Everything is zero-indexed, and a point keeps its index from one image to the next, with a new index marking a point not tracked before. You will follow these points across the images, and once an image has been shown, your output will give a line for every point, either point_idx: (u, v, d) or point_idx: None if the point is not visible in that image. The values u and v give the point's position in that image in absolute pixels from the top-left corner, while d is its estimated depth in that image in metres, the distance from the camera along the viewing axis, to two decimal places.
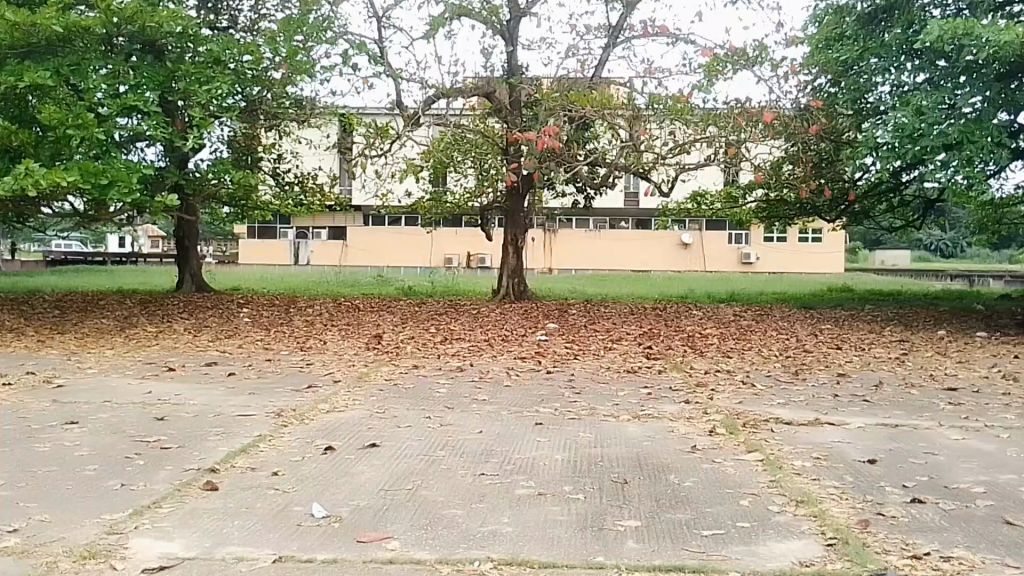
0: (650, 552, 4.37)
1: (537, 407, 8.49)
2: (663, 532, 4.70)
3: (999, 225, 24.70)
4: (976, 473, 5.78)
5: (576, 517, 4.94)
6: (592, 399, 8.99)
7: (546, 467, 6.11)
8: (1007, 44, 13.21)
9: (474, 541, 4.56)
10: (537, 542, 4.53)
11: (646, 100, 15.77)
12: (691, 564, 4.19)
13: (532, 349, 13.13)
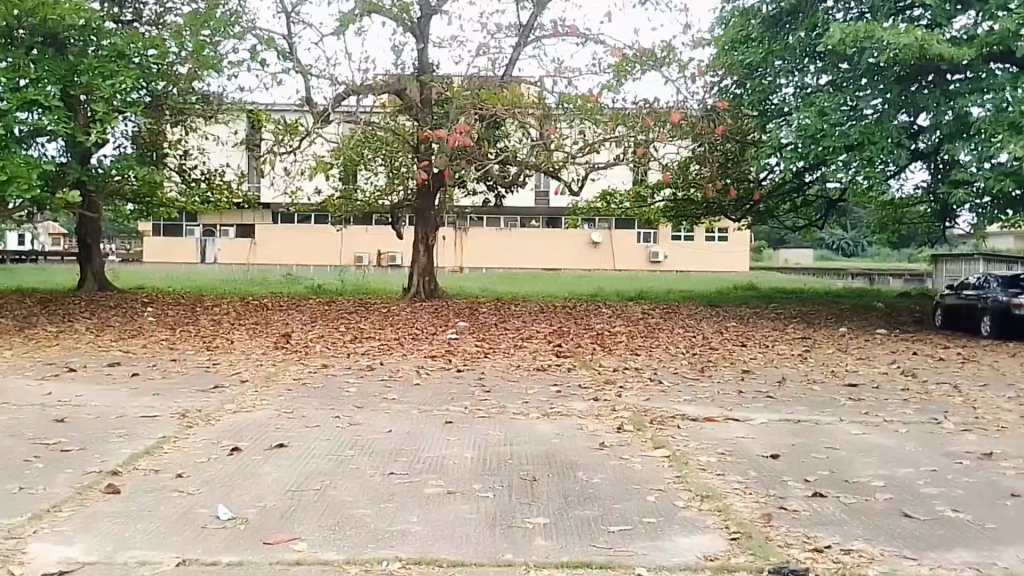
0: (558, 549, 4.37)
1: (446, 406, 8.43)
2: (571, 529, 4.71)
3: (897, 224, 25.42)
4: (875, 467, 5.93)
5: (485, 517, 4.91)
6: (502, 397, 8.98)
7: (456, 466, 6.07)
8: (906, 47, 13.66)
9: (381, 542, 4.49)
10: (445, 541, 4.50)
11: (556, 99, 15.83)
12: (598, 560, 4.22)
13: (443, 347, 13.07)
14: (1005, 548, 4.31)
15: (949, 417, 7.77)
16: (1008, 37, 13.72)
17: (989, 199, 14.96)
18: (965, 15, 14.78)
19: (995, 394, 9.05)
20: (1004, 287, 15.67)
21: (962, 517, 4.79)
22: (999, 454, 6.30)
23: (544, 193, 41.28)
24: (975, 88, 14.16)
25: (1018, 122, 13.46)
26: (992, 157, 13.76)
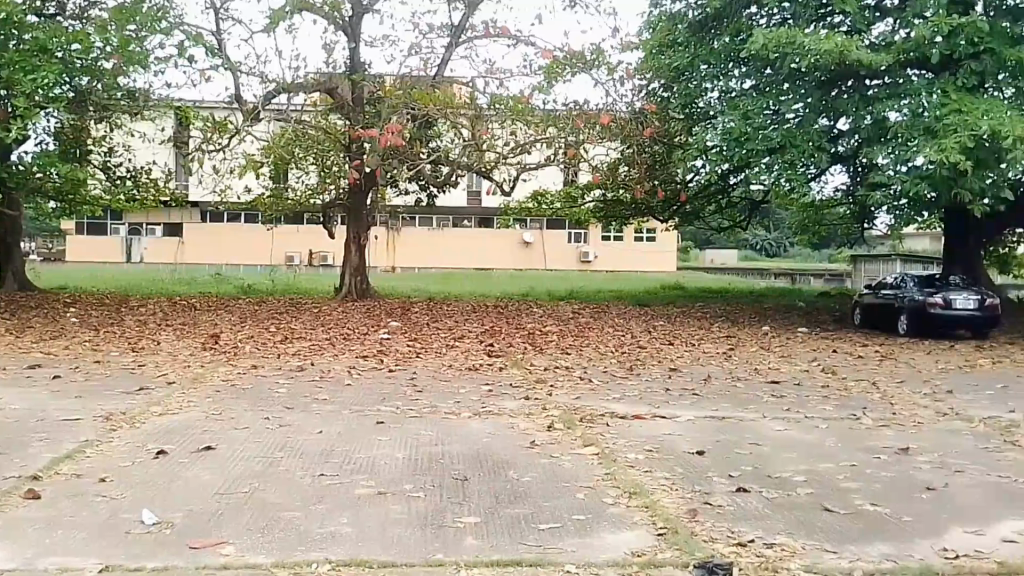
0: (489, 548, 4.41)
1: (378, 406, 8.42)
2: (501, 527, 4.76)
3: (819, 226, 25.99)
4: (796, 462, 6.08)
5: (416, 516, 4.94)
6: (435, 397, 9.01)
7: (387, 466, 6.09)
8: (826, 53, 13.97)
9: (311, 545, 4.48)
10: (375, 542, 4.52)
11: (487, 100, 15.84)
12: (529, 558, 4.26)
13: (375, 347, 13.06)
14: (921, 539, 4.45)
15: (867, 413, 8.00)
16: (922, 44, 14.12)
17: (906, 202, 15.40)
18: (882, 24, 15.21)
19: (911, 390, 9.34)
20: (919, 287, 16.17)
21: (880, 510, 4.94)
22: (915, 448, 6.50)
23: (476, 193, 41.38)
24: (892, 94, 14.54)
25: (932, 126, 13.86)
26: (908, 160, 14.11)
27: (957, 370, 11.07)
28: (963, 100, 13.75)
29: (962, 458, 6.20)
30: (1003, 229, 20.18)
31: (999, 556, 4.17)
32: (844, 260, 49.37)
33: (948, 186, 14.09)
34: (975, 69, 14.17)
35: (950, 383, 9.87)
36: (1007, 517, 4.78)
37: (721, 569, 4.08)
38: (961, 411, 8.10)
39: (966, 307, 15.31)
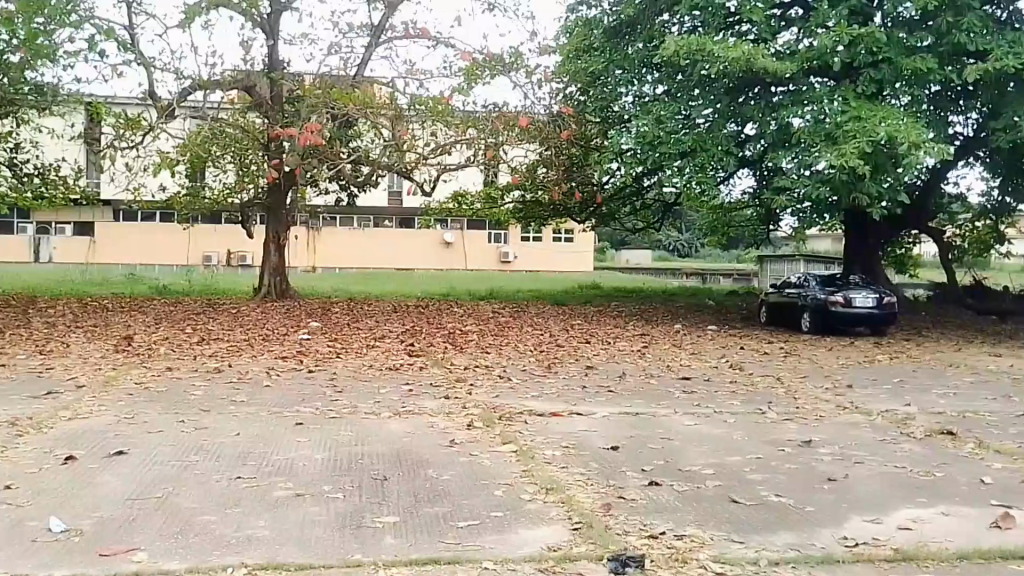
0: (408, 547, 4.48)
1: (296, 408, 8.43)
2: (419, 526, 4.82)
3: (731, 227, 26.57)
4: (706, 456, 6.27)
5: (334, 517, 5.00)
6: (354, 397, 9.03)
7: (305, 467, 6.14)
8: (735, 61, 14.33)
9: (227, 548, 4.49)
10: (293, 544, 4.55)
11: (408, 101, 15.83)
12: (446, 556, 4.35)
13: (293, 348, 12.98)
14: (823, 528, 4.63)
15: (773, 407, 8.27)
16: (825, 53, 14.53)
17: (809, 205, 15.88)
18: (788, 32, 15.85)
19: (814, 385, 9.67)
20: (822, 286, 16.61)
21: (783, 501, 5.13)
22: (817, 441, 6.75)
23: (397, 194, 41.33)
24: (796, 101, 14.95)
25: (832, 133, 14.27)
26: (811, 165, 14.53)
27: (858, 366, 11.47)
28: (862, 107, 14.13)
29: (861, 449, 6.47)
30: (901, 230, 20.90)
31: (893, 542, 4.37)
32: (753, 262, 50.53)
33: (848, 190, 14.54)
34: (874, 77, 14.57)
35: (850, 378, 10.24)
36: (902, 505, 5.01)
37: (634, 561, 4.20)
38: (861, 405, 8.42)
39: (865, 305, 15.84)
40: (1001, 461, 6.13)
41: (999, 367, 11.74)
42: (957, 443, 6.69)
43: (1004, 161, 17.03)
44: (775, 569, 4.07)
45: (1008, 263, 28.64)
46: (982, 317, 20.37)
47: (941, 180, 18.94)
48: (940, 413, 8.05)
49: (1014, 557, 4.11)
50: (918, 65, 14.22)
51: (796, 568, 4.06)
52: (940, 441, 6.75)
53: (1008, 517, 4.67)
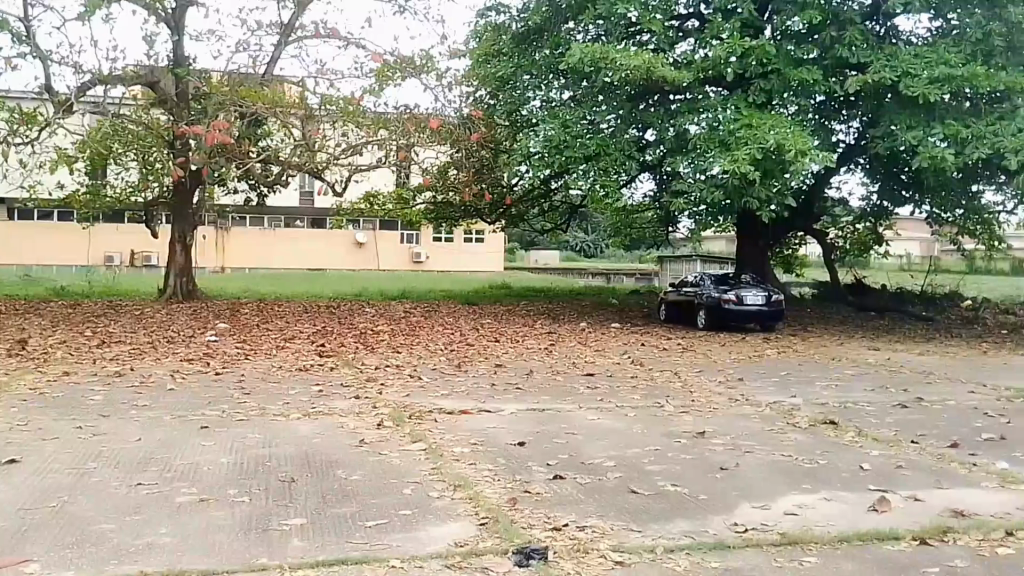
0: (314, 549, 4.52)
1: (201, 411, 8.38)
2: (326, 528, 4.88)
3: (637, 230, 27.05)
4: (608, 449, 6.47)
5: (239, 521, 5.01)
6: (262, 399, 9.03)
7: (210, 470, 6.15)
8: (637, 69, 14.70)
9: (127, 556, 4.45)
10: (196, 549, 4.54)
11: (318, 101, 15.75)
12: (353, 556, 4.41)
13: (199, 350, 12.86)
14: (716, 516, 4.84)
15: (671, 400, 8.55)
16: (719, 63, 15.14)
17: (706, 209, 16.37)
18: (684, 42, 16.54)
19: (710, 379, 10.01)
20: (717, 284, 17.09)
21: (679, 491, 5.34)
22: (710, 431, 7.02)
23: (308, 193, 41.08)
24: (692, 108, 15.46)
25: (725, 139, 14.74)
26: (706, 170, 14.96)
27: (753, 361, 11.85)
28: (753, 116, 14.67)
29: (752, 439, 6.75)
30: (788, 231, 21.59)
31: (781, 527, 4.59)
32: (656, 261, 51.55)
33: (740, 195, 15.05)
34: (764, 88, 15.25)
35: (742, 372, 10.62)
36: (788, 491, 5.26)
37: (538, 554, 4.34)
38: (753, 397, 8.75)
39: (755, 302, 16.41)
40: (878, 448, 6.48)
41: (887, 361, 12.27)
42: (839, 432, 7.04)
43: (881, 167, 17.81)
44: (670, 557, 4.25)
45: (890, 262, 29.80)
46: (867, 314, 21.19)
47: (825, 185, 19.69)
48: (824, 403, 8.42)
49: (889, 537, 4.38)
50: (805, 75, 14.89)
51: (690, 555, 4.26)
52: (823, 431, 7.09)
53: (885, 501, 4.95)
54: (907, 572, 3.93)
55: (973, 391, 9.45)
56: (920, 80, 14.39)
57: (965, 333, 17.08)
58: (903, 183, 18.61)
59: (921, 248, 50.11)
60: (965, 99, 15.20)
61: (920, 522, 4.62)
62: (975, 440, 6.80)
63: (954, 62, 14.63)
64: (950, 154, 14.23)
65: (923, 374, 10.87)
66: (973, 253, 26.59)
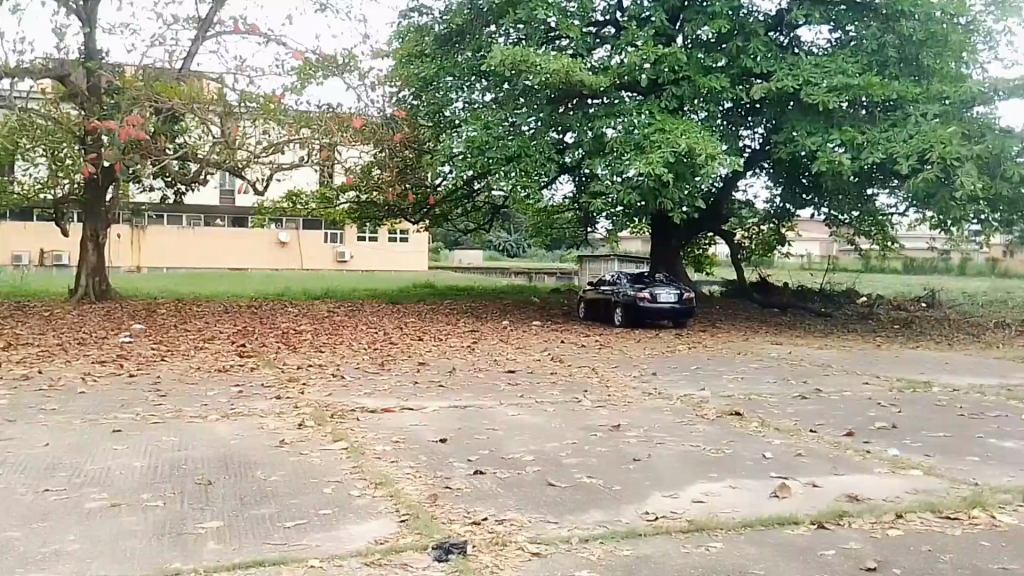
0: (229, 552, 4.51)
1: (114, 415, 8.28)
2: (242, 530, 4.88)
3: (559, 230, 27.30)
4: (527, 443, 6.60)
5: (152, 526, 4.96)
6: (178, 401, 8.95)
7: (123, 476, 6.09)
8: (556, 72, 14.92)
9: (34, 563, 4.37)
10: (108, 556, 4.48)
11: (237, 97, 15.59)
12: (271, 557, 4.41)
13: (112, 352, 12.65)
14: (628, 506, 4.99)
15: (589, 395, 8.72)
16: (634, 69, 15.59)
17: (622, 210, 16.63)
18: (601, 49, 16.86)
19: (625, 374, 10.21)
20: (632, 283, 17.37)
21: (595, 482, 5.49)
22: (625, 425, 7.19)
23: (228, 191, 40.59)
24: (609, 112, 15.76)
25: (640, 143, 15.05)
26: (621, 172, 15.21)
27: (664, 356, 12.09)
28: (665, 120, 15.04)
29: (664, 431, 6.95)
30: (698, 233, 22.00)
31: (689, 515, 4.76)
32: (576, 260, 52.19)
33: (654, 198, 15.35)
34: (676, 94, 15.69)
35: (655, 367, 10.86)
36: (697, 480, 5.46)
37: (457, 548, 4.44)
38: (667, 391, 8.97)
39: (668, 300, 16.72)
40: (780, 436, 6.73)
41: (794, 354, 12.66)
42: (744, 422, 7.29)
43: (785, 170, 18.30)
44: (585, 546, 4.39)
45: (793, 262, 30.66)
46: (772, 311, 21.78)
47: (732, 188, 20.16)
48: (731, 396, 8.67)
49: (789, 522, 4.58)
50: (714, 83, 15.40)
51: (603, 544, 4.39)
52: (728, 421, 7.32)
53: (786, 487, 5.17)
54: (805, 554, 4.12)
55: (868, 382, 9.86)
56: (820, 89, 14.96)
57: (866, 329, 17.67)
58: (805, 187, 19.22)
59: (822, 250, 53.69)
60: (861, 108, 15.78)
61: (817, 506, 4.84)
62: (869, 428, 7.10)
63: (851, 72, 15.24)
64: (846, 159, 14.79)
65: (828, 367, 11.26)
66: (867, 253, 27.54)
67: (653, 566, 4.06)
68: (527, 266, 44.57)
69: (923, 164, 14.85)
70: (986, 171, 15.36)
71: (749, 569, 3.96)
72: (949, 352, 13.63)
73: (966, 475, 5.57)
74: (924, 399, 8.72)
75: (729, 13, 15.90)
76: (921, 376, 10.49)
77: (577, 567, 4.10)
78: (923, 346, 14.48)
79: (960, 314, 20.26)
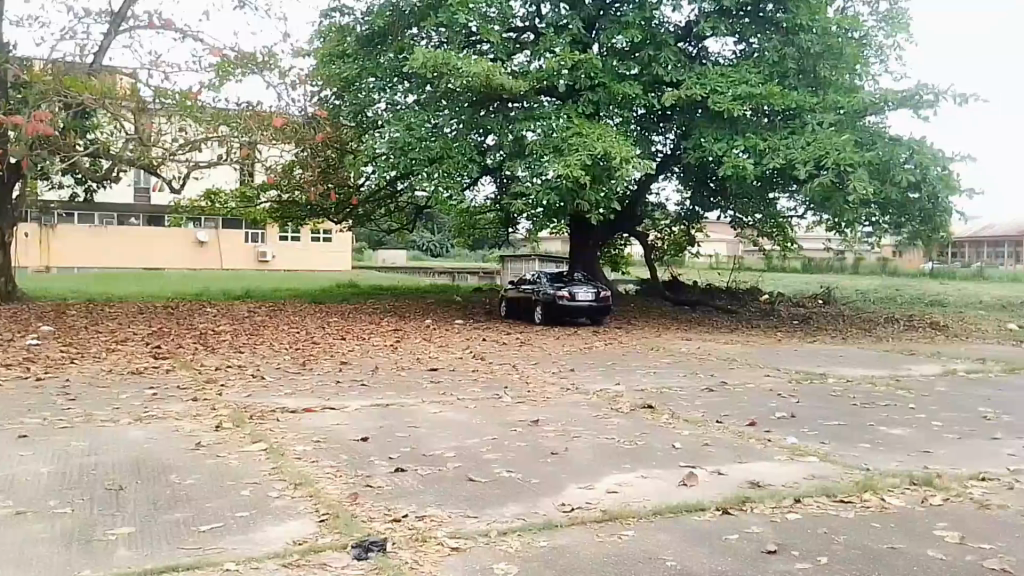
0: (143, 557, 4.42)
1: (23, 420, 8.13)
2: (156, 534, 4.81)
3: (482, 230, 27.46)
4: (449, 440, 6.72)
5: (60, 533, 4.82)
6: (90, 405, 8.83)
7: (30, 482, 5.95)
8: (477, 75, 15.06)
9: None
10: (13, 565, 4.32)
11: (152, 94, 15.25)
12: (186, 562, 4.35)
13: (20, 355, 12.37)
14: (544, 498, 5.14)
15: (509, 391, 8.87)
16: (552, 75, 15.79)
17: (541, 211, 16.84)
18: (522, 54, 17.05)
19: (543, 370, 10.40)
20: (552, 282, 17.61)
21: (515, 476, 5.63)
22: (543, 420, 7.35)
23: (143, 189, 39.91)
24: (529, 115, 15.97)
25: (559, 145, 15.27)
26: (541, 174, 15.40)
27: (581, 352, 12.32)
28: (583, 125, 15.31)
29: (580, 424, 7.13)
30: (615, 233, 22.37)
31: (604, 505, 4.93)
32: (498, 260, 52.49)
33: (572, 198, 15.58)
34: (593, 99, 16.02)
35: (573, 363, 11.08)
36: (612, 471, 5.64)
37: (376, 547, 4.50)
38: (583, 386, 9.17)
39: (586, 298, 16.98)
40: (689, 428, 6.96)
41: (707, 349, 13.02)
42: (656, 415, 7.51)
43: (695, 174, 18.77)
44: (504, 539, 4.52)
45: (703, 261, 31.40)
46: (683, 307, 22.27)
47: (645, 191, 20.57)
48: (643, 390, 8.91)
49: (696, 509, 4.77)
50: (627, 90, 15.77)
51: (521, 536, 4.53)
52: (642, 414, 7.54)
53: (694, 476, 5.37)
54: (710, 539, 4.31)
55: (770, 374, 10.23)
56: (725, 97, 15.38)
57: (767, 324, 18.23)
58: (711, 191, 19.82)
59: (731, 251, 55.43)
60: (763, 116, 16.29)
61: (723, 493, 5.06)
62: (770, 418, 7.37)
63: (754, 82, 15.72)
64: (751, 163, 15.23)
65: (738, 360, 11.62)
66: (772, 254, 28.34)
67: (570, 558, 4.18)
68: (450, 266, 44.62)
69: (820, 170, 15.31)
70: (876, 176, 15.66)
71: (659, 555, 4.13)
72: (844, 346, 14.12)
73: (858, 460, 5.85)
74: (823, 389, 9.10)
75: (643, 23, 16.31)
76: (818, 369, 10.88)
77: (497, 560, 4.21)
78: (822, 341, 15.00)
79: (853, 311, 21.00)
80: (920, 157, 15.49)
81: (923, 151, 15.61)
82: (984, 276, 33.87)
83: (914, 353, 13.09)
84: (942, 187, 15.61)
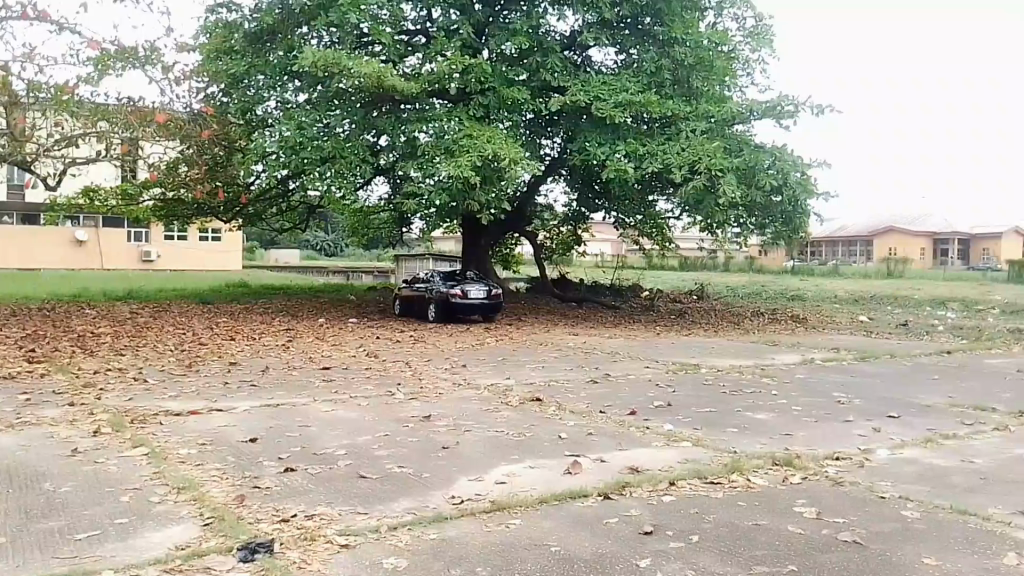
0: (16, 568, 4.32)
1: None
2: (30, 544, 4.71)
3: (373, 230, 27.43)
4: (339, 438, 6.81)
5: None
6: None
7: None
8: (368, 76, 15.10)
9: None
10: None
11: (25, 87, 14.60)
12: (61, 571, 4.27)
13: None
14: (434, 492, 5.29)
15: (400, 388, 8.99)
16: (443, 78, 15.90)
17: (434, 211, 16.98)
18: (412, 56, 17.16)
19: (434, 367, 10.55)
20: (445, 281, 17.78)
21: (406, 471, 5.77)
22: (434, 414, 7.50)
23: (18, 187, 38.53)
24: (420, 117, 16.13)
25: (450, 147, 15.43)
26: (432, 174, 15.53)
27: (471, 348, 12.48)
28: (474, 127, 15.49)
29: (469, 419, 7.29)
30: (503, 233, 22.62)
31: (491, 496, 5.11)
32: (390, 259, 52.35)
33: (462, 199, 15.76)
34: (483, 102, 16.24)
35: (466, 359, 11.22)
36: (499, 462, 5.82)
37: (263, 548, 4.55)
38: (471, 381, 9.34)
39: (478, 297, 17.22)
40: (573, 418, 7.19)
41: (592, 344, 13.35)
42: (543, 407, 7.73)
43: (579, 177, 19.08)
44: (393, 534, 4.64)
45: (589, 261, 31.96)
46: (568, 304, 22.67)
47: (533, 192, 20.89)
48: (531, 383, 9.14)
49: (578, 496, 4.99)
50: (515, 94, 16.05)
51: (411, 530, 4.66)
52: (529, 407, 7.75)
53: (577, 465, 5.59)
54: (590, 525, 4.51)
55: (650, 366, 10.57)
56: (608, 104, 15.78)
57: (647, 319, 18.74)
58: (596, 193, 20.24)
59: (615, 249, 56.50)
60: (643, 123, 16.78)
61: (605, 480, 5.29)
62: (648, 407, 7.67)
63: (633, 89, 16.13)
64: (631, 166, 15.64)
65: (622, 353, 11.97)
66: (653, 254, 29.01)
67: (454, 550, 4.32)
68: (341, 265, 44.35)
69: (693, 173, 15.86)
70: (740, 181, 16.34)
71: (543, 542, 4.31)
72: (719, 339, 14.63)
73: (730, 445, 6.17)
74: (698, 379, 9.48)
75: (529, 31, 16.64)
76: (695, 360, 11.29)
77: (385, 555, 4.33)
78: (700, 334, 15.51)
79: (727, 307, 21.70)
80: (781, 163, 16.21)
81: (784, 159, 16.36)
82: (842, 274, 35.24)
83: (777, 344, 13.69)
84: (802, 191, 16.30)
